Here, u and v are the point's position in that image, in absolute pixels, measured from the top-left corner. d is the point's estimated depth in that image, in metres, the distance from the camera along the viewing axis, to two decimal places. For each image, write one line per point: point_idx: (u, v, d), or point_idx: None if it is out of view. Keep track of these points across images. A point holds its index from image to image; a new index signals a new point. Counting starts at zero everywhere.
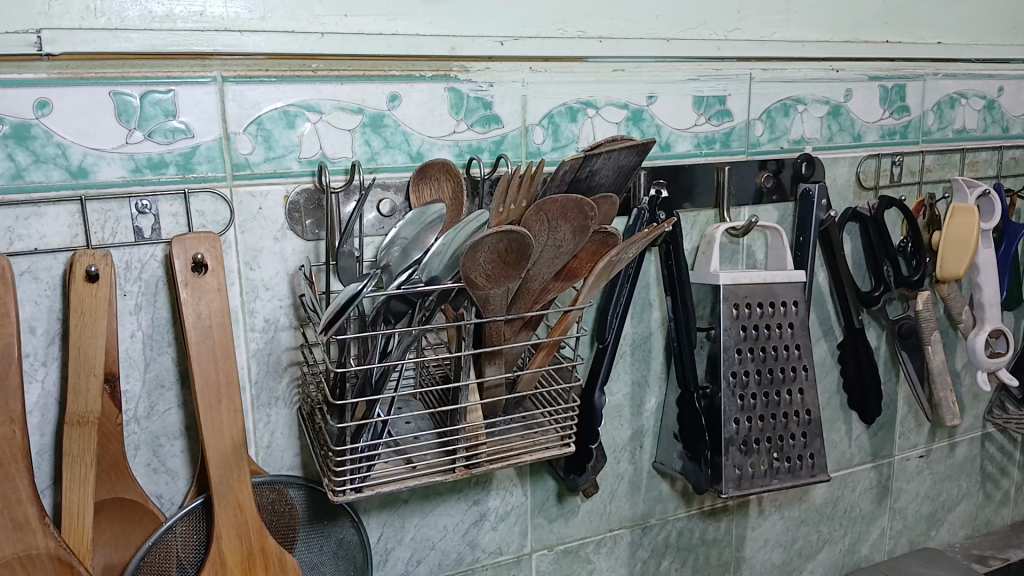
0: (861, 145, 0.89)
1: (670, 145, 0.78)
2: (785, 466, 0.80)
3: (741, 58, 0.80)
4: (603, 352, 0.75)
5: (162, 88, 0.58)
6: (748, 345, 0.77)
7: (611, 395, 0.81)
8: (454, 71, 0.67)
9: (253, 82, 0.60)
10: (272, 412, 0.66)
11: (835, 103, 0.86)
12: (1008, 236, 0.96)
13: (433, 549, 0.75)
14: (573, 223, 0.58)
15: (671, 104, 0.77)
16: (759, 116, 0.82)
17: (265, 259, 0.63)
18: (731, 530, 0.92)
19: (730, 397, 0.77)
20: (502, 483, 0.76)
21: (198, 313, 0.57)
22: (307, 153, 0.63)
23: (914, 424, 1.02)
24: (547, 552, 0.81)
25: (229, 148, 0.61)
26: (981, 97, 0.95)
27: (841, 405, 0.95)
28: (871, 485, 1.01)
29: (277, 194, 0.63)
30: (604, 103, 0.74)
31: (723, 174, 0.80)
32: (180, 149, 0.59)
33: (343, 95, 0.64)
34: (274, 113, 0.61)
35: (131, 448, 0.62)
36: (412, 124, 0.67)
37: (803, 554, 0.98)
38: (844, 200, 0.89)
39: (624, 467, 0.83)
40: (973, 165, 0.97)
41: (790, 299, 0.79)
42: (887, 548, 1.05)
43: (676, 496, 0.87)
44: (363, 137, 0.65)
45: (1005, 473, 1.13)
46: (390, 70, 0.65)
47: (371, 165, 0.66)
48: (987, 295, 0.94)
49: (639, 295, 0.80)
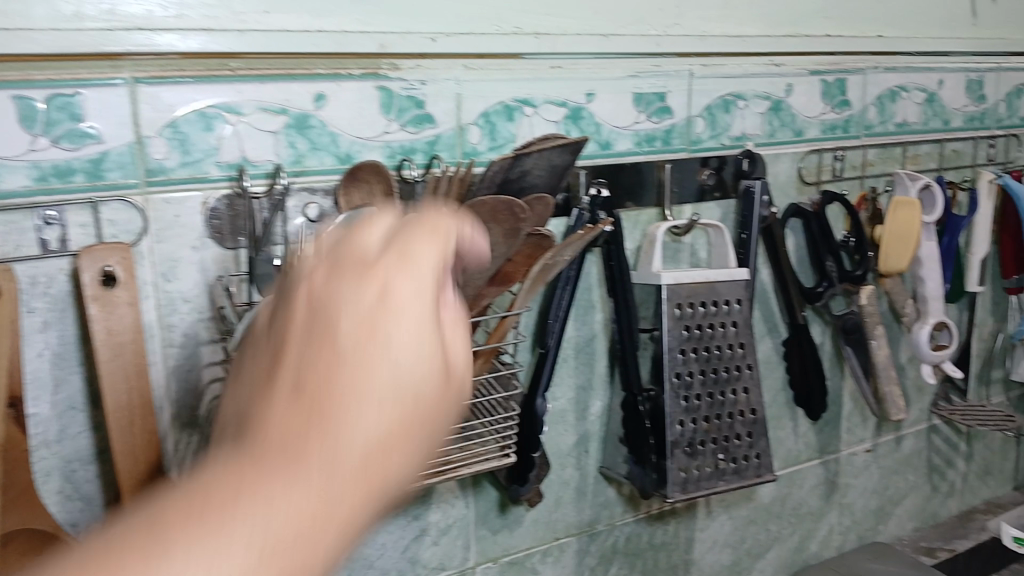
0: (803, 140, 0.88)
1: (610, 143, 0.76)
2: (730, 467, 0.79)
3: (681, 54, 0.79)
4: (545, 358, 0.73)
5: (68, 90, 0.54)
6: (691, 345, 0.76)
7: (555, 401, 0.79)
8: (383, 69, 0.65)
9: (168, 82, 0.57)
10: (193, 432, 0.63)
11: (776, 99, 0.85)
12: (950, 230, 0.97)
13: (371, 567, 0.72)
14: (504, 226, 0.56)
15: (610, 102, 0.75)
16: (700, 113, 0.81)
17: (183, 270, 0.60)
18: (679, 532, 0.91)
19: (675, 399, 0.75)
20: (443, 496, 0.74)
21: (108, 328, 0.54)
22: (227, 157, 0.60)
23: (860, 419, 1.02)
24: (491, 564, 0.79)
25: (142, 153, 0.57)
26: (921, 90, 0.96)
27: (786, 402, 0.94)
28: (819, 481, 1.01)
29: (195, 201, 0.60)
30: (542, 101, 0.72)
31: (664, 172, 0.79)
32: (88, 155, 0.56)
33: (265, 95, 0.61)
34: (191, 115, 0.58)
35: (41, 475, 0.58)
36: (339, 124, 0.64)
37: (752, 553, 0.98)
38: (786, 196, 0.88)
39: (570, 473, 0.82)
40: (914, 159, 0.97)
41: (733, 298, 0.78)
42: (836, 544, 1.05)
43: (623, 501, 0.86)
44: (287, 139, 0.62)
45: (951, 465, 1.14)
46: (315, 68, 0.62)
47: (296, 168, 0.63)
48: (931, 289, 0.95)
49: (581, 297, 0.78)
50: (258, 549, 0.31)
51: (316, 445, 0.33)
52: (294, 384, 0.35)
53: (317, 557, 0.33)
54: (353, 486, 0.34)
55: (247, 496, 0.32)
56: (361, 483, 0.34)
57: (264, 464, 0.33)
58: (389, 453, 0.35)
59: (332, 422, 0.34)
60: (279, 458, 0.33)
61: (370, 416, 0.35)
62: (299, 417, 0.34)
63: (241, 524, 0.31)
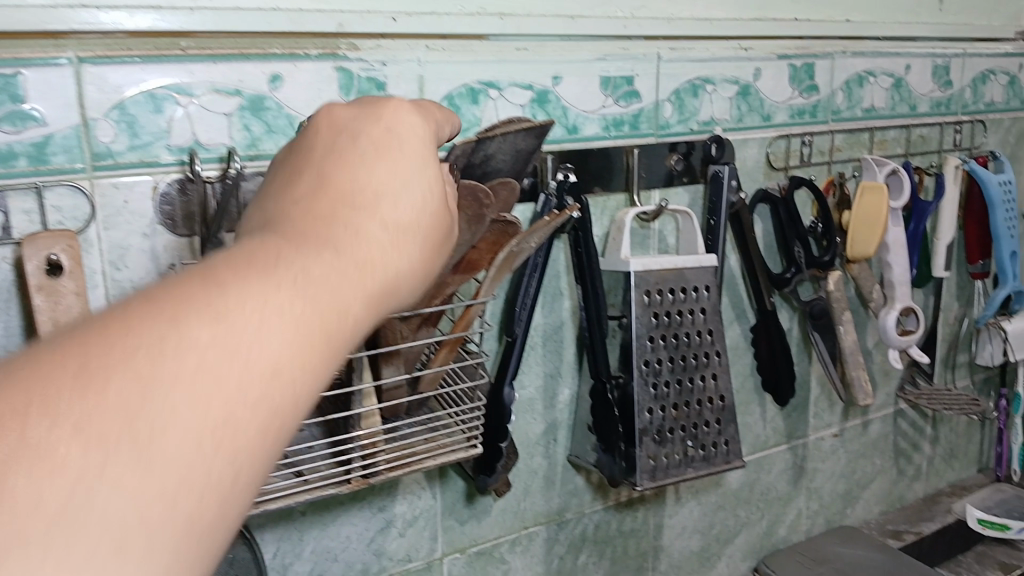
0: (770, 125, 0.87)
1: (577, 127, 0.75)
2: (699, 454, 0.78)
3: (648, 37, 0.78)
4: (512, 346, 0.71)
5: (8, 69, 0.52)
6: (660, 332, 0.75)
7: (522, 389, 0.78)
8: (342, 49, 0.63)
9: (114, 62, 0.55)
10: None
11: (745, 83, 0.84)
12: (916, 215, 0.98)
13: (336, 560, 0.70)
14: (468, 213, 0.54)
15: (577, 85, 0.74)
16: (668, 97, 0.80)
17: (134, 258, 0.58)
18: (648, 519, 0.91)
19: (644, 387, 0.75)
20: (409, 487, 0.73)
21: (55, 319, 0.52)
22: (178, 140, 0.58)
23: (827, 405, 1.02)
24: (459, 555, 0.78)
25: (88, 136, 0.55)
26: (889, 75, 0.95)
27: (754, 388, 0.94)
28: (787, 466, 1.01)
29: (145, 185, 0.57)
30: (507, 84, 0.70)
31: (632, 157, 0.78)
32: (31, 138, 0.53)
33: (217, 75, 0.58)
34: (139, 96, 0.56)
35: None
36: (295, 106, 0.62)
37: (721, 539, 0.97)
38: (753, 181, 0.88)
39: (538, 461, 0.81)
40: (881, 144, 0.97)
41: (701, 284, 0.77)
42: (804, 528, 1.05)
43: (592, 489, 0.85)
44: (241, 121, 0.60)
45: (917, 449, 1.15)
46: (270, 48, 0.60)
47: (251, 151, 0.60)
48: (897, 274, 0.95)
49: (549, 284, 0.77)
50: (307, 308, 0.30)
51: (344, 232, 0.33)
52: (319, 184, 0.35)
53: (350, 333, 0.32)
54: (385, 270, 0.34)
55: (289, 259, 0.31)
56: (388, 273, 0.34)
57: (301, 240, 0.32)
58: (406, 252, 0.35)
59: (356, 215, 0.34)
60: (317, 233, 0.33)
61: (390, 214, 0.35)
62: (336, 202, 0.34)
63: (290, 282, 0.30)
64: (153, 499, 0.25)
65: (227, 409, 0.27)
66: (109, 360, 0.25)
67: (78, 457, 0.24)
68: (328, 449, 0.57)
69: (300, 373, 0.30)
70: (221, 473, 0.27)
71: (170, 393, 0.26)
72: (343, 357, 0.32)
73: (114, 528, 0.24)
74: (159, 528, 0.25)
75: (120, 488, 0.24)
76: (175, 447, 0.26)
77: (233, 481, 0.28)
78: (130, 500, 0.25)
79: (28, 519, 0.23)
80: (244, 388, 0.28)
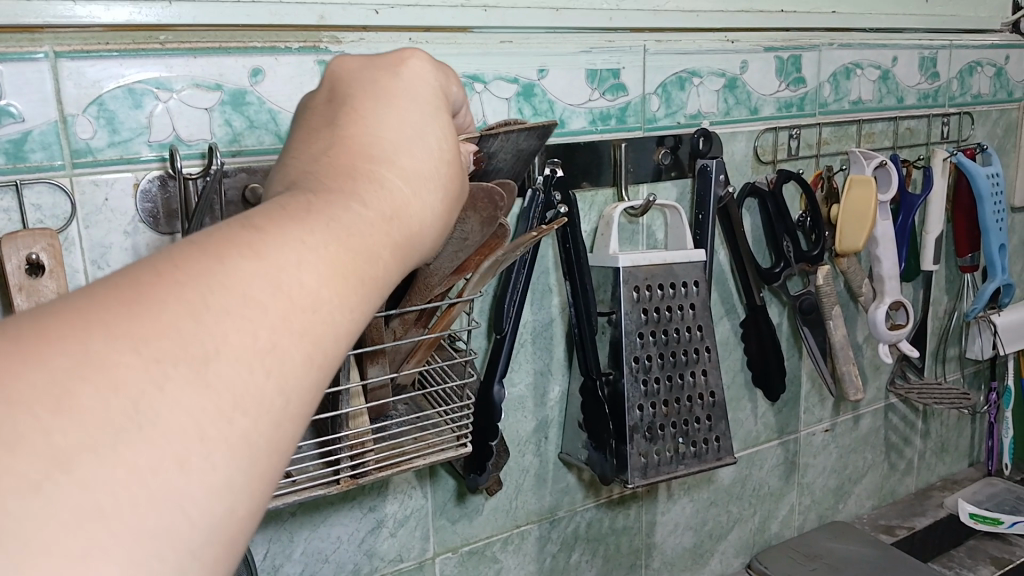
0: (758, 119, 0.87)
1: (564, 122, 0.74)
2: (690, 451, 0.78)
3: (634, 29, 0.77)
4: (501, 344, 0.71)
5: None
6: (649, 328, 0.75)
7: (513, 386, 0.77)
8: (324, 42, 0.62)
9: (91, 57, 0.54)
10: None
11: (732, 76, 0.84)
12: (905, 208, 0.98)
13: (326, 562, 0.70)
14: (482, 214, 0.53)
15: (563, 78, 0.73)
16: (654, 91, 0.79)
17: (115, 256, 0.57)
18: (640, 516, 0.90)
19: (633, 383, 0.74)
20: (400, 487, 0.72)
21: None
22: (158, 136, 0.57)
23: (818, 399, 1.02)
24: (451, 555, 0.77)
25: (67, 133, 0.54)
26: (875, 67, 0.95)
27: (745, 383, 0.94)
28: (779, 461, 1.00)
29: (126, 182, 0.56)
30: (492, 77, 0.70)
31: (620, 152, 0.77)
32: (8, 135, 0.52)
33: (197, 69, 0.57)
34: (118, 91, 0.55)
35: None
36: (277, 101, 0.61)
37: (714, 535, 0.97)
38: (742, 175, 0.87)
39: (530, 459, 0.80)
40: (868, 136, 0.97)
41: (690, 279, 0.77)
42: (797, 523, 1.05)
43: (584, 486, 0.85)
44: (223, 116, 0.59)
45: (908, 443, 1.15)
46: (251, 42, 0.59)
47: (233, 147, 0.60)
48: (886, 268, 0.95)
49: (538, 281, 0.76)
50: (341, 248, 0.31)
51: (368, 183, 0.34)
52: (335, 143, 0.36)
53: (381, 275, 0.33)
54: (409, 217, 0.35)
55: (319, 206, 0.31)
56: (411, 224, 0.35)
57: (330, 189, 0.33)
58: (423, 204, 0.36)
59: (379, 168, 0.35)
60: (343, 182, 0.33)
61: (408, 167, 0.36)
62: (355, 154, 0.35)
63: (324, 223, 0.31)
64: (208, 422, 0.25)
65: (271, 340, 0.27)
66: (160, 293, 0.26)
67: (138, 378, 0.24)
68: (317, 450, 0.56)
69: (337, 309, 0.30)
70: (268, 401, 0.27)
71: (217, 323, 0.26)
72: (374, 298, 0.32)
73: (173, 447, 0.24)
74: (214, 451, 0.25)
75: (177, 410, 0.25)
76: (233, 368, 0.26)
77: (278, 412, 0.28)
78: (185, 423, 0.25)
79: (95, 436, 0.23)
80: (288, 319, 0.28)
